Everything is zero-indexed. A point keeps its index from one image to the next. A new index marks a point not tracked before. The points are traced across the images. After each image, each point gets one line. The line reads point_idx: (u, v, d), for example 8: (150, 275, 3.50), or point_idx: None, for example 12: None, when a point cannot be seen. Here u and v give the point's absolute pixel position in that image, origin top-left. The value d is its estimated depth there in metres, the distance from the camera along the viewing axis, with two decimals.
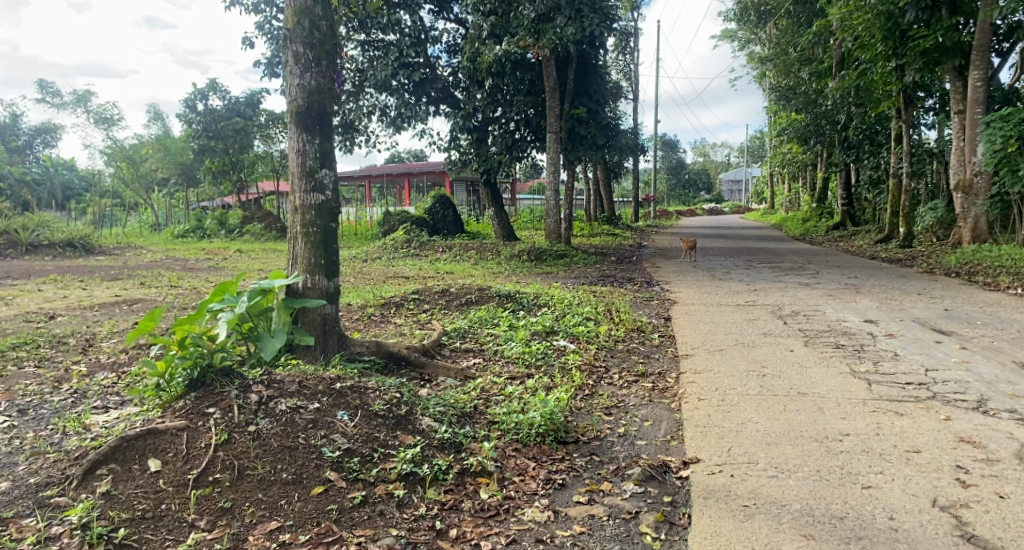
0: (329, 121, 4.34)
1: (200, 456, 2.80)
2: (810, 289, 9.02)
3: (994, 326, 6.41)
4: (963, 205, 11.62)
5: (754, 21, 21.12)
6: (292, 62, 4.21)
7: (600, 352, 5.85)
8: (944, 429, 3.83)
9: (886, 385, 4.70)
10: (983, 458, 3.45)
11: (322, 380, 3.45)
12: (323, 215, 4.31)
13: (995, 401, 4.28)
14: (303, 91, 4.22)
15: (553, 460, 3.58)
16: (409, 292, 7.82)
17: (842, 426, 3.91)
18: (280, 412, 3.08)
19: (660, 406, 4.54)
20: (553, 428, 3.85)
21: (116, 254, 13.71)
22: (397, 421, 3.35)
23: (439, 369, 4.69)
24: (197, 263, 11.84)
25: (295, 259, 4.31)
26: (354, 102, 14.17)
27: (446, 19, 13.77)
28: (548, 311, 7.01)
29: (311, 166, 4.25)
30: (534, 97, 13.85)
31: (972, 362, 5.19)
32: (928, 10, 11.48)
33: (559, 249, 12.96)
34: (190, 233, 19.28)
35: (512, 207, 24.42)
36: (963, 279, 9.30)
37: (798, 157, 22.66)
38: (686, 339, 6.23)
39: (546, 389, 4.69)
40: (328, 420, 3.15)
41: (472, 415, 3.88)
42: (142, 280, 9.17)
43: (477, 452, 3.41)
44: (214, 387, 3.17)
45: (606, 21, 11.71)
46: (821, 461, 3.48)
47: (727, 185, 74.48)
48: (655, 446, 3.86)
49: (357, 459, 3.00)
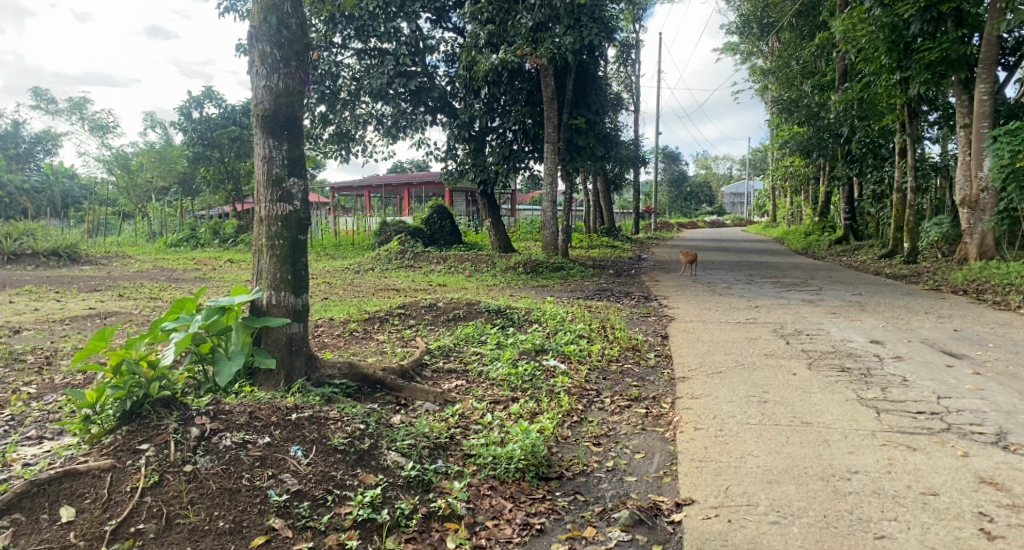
0: (299, 126, 4.05)
1: (124, 502, 2.49)
2: (813, 306, 8.69)
3: (1006, 349, 6.09)
4: (969, 220, 11.30)
5: (756, 34, 20.85)
6: (258, 63, 3.93)
7: (593, 373, 5.51)
8: (963, 468, 3.50)
9: (897, 414, 4.36)
10: (1008, 503, 3.12)
11: (277, 410, 3.15)
12: (290, 227, 4.00)
13: (1016, 435, 3.96)
14: (270, 94, 3.93)
15: (531, 500, 3.25)
16: (396, 306, 7.48)
17: (850, 463, 3.57)
18: (224, 449, 2.79)
19: (653, 436, 4.21)
20: (533, 462, 3.51)
21: (102, 263, 13.39)
22: (359, 457, 3.05)
23: (417, 392, 4.38)
24: (183, 273, 11.52)
25: (259, 274, 4.00)
26: (350, 110, 13.85)
27: (444, 28, 13.60)
28: (539, 328, 6.69)
29: (278, 174, 3.95)
30: (532, 107, 13.57)
31: (987, 390, 4.86)
32: (933, 22, 11.14)
33: (556, 262, 12.62)
34: (183, 242, 18.96)
35: (511, 217, 24.18)
36: (971, 297, 8.99)
37: (801, 171, 22.43)
38: (684, 360, 5.90)
39: (531, 415, 4.36)
40: (279, 457, 2.86)
41: (446, 446, 3.56)
42: (121, 291, 8.85)
43: (447, 492, 3.10)
44: (150, 420, 2.86)
45: (606, 31, 11.52)
46: (828, 504, 3.15)
47: (729, 199, 74.35)
48: (646, 483, 3.53)
49: (308, 504, 2.69)
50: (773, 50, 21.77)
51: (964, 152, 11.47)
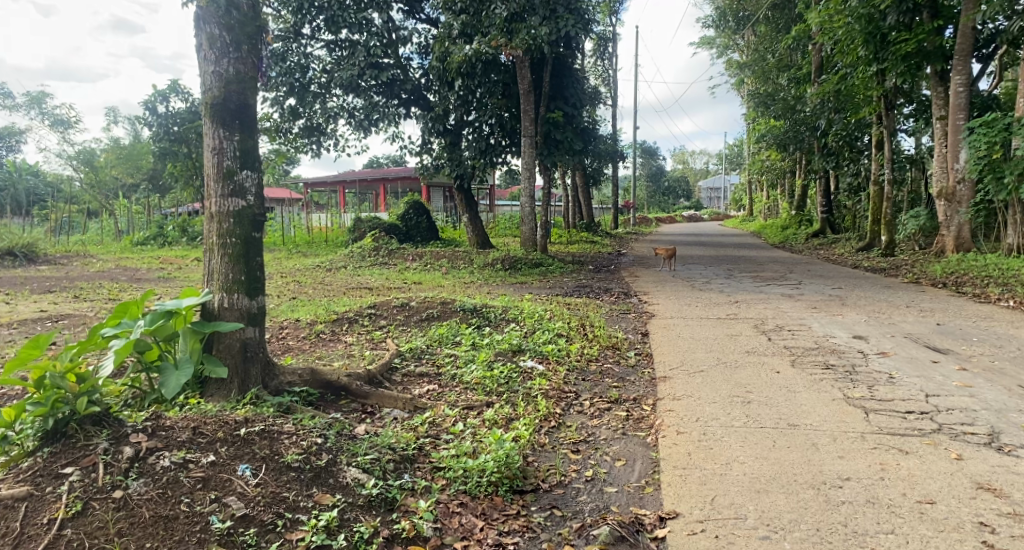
0: (252, 115, 3.75)
1: (38, 537, 2.21)
2: (794, 301, 8.56)
3: (991, 343, 5.99)
4: (946, 213, 11.27)
5: (732, 27, 20.82)
6: (206, 46, 3.62)
7: (572, 374, 5.29)
8: (957, 472, 3.33)
9: (885, 414, 4.20)
10: (1009, 512, 2.95)
11: (225, 425, 2.87)
12: (243, 225, 3.71)
13: (1009, 436, 3.81)
14: (219, 80, 3.63)
15: (504, 517, 3.02)
16: (366, 306, 7.18)
17: (841, 469, 3.38)
18: (162, 470, 2.51)
19: (634, 441, 4.00)
20: (507, 475, 3.28)
21: (62, 263, 12.90)
22: (315, 475, 2.78)
23: (385, 399, 4.15)
24: (146, 272, 11.09)
25: (210, 275, 3.70)
26: (320, 103, 13.45)
27: (417, 19, 13.29)
28: (516, 327, 6.45)
29: (229, 167, 3.65)
30: (509, 100, 13.32)
31: (976, 387, 4.72)
32: (909, 13, 11.09)
33: (535, 257, 12.40)
34: (149, 240, 18.41)
35: (489, 213, 23.92)
36: (950, 289, 8.91)
37: (777, 164, 22.50)
38: (664, 359, 5.70)
39: (506, 422, 4.12)
40: (225, 477, 2.57)
41: (413, 459, 3.32)
42: (77, 292, 8.46)
43: (413, 512, 2.85)
44: (77, 440, 2.57)
45: (581, 22, 11.34)
46: (822, 516, 2.96)
47: (706, 193, 74.83)
48: (627, 494, 3.31)
49: (255, 531, 2.41)
50: (749, 43, 21.73)
51: (941, 144, 11.48)
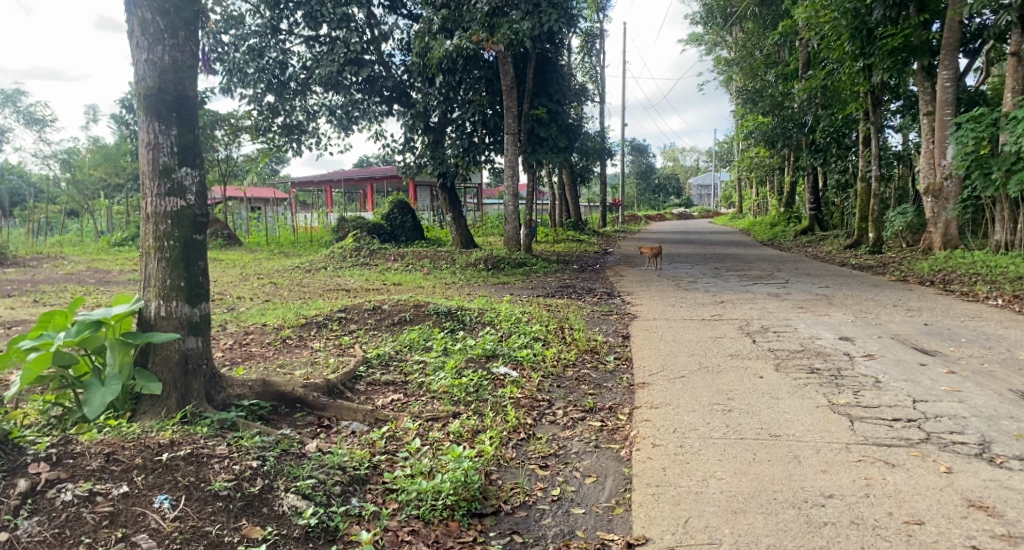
0: (191, 107, 3.49)
1: None
2: (780, 300, 8.35)
3: (980, 344, 5.79)
4: (932, 210, 11.14)
5: (720, 23, 20.67)
6: (137, 33, 3.35)
7: (546, 381, 5.04)
8: (947, 488, 3.11)
9: (870, 423, 3.98)
10: (1003, 533, 2.74)
11: (145, 449, 2.63)
12: (182, 225, 3.43)
13: (1000, 445, 3.60)
14: (153, 69, 3.35)
15: (458, 546, 2.77)
16: (337, 309, 6.91)
17: (824, 486, 3.16)
18: (61, 507, 2.30)
19: (607, 455, 3.76)
20: (465, 497, 3.04)
21: (33, 265, 12.58)
22: (247, 505, 2.53)
23: (343, 411, 3.90)
24: (115, 275, 10.78)
25: (146, 281, 3.42)
26: (300, 100, 13.22)
27: (399, 15, 13.01)
28: (491, 331, 6.20)
29: (166, 164, 3.38)
30: (492, 96, 13.01)
31: (964, 391, 4.53)
32: (894, 8, 10.84)
33: (518, 257, 12.13)
34: (127, 241, 18.04)
35: (476, 211, 23.67)
36: (938, 287, 8.73)
37: (766, 161, 22.36)
38: (644, 363, 5.47)
39: (472, 435, 3.87)
40: (138, 511, 2.34)
41: (364, 481, 3.07)
42: (39, 296, 8.14)
43: (355, 544, 2.56)
44: None
45: (565, 17, 10.99)
46: (802, 540, 2.73)
47: (697, 191, 75.05)
48: (595, 516, 3.08)
49: None
50: (737, 39, 21.58)
51: (928, 140, 11.35)
